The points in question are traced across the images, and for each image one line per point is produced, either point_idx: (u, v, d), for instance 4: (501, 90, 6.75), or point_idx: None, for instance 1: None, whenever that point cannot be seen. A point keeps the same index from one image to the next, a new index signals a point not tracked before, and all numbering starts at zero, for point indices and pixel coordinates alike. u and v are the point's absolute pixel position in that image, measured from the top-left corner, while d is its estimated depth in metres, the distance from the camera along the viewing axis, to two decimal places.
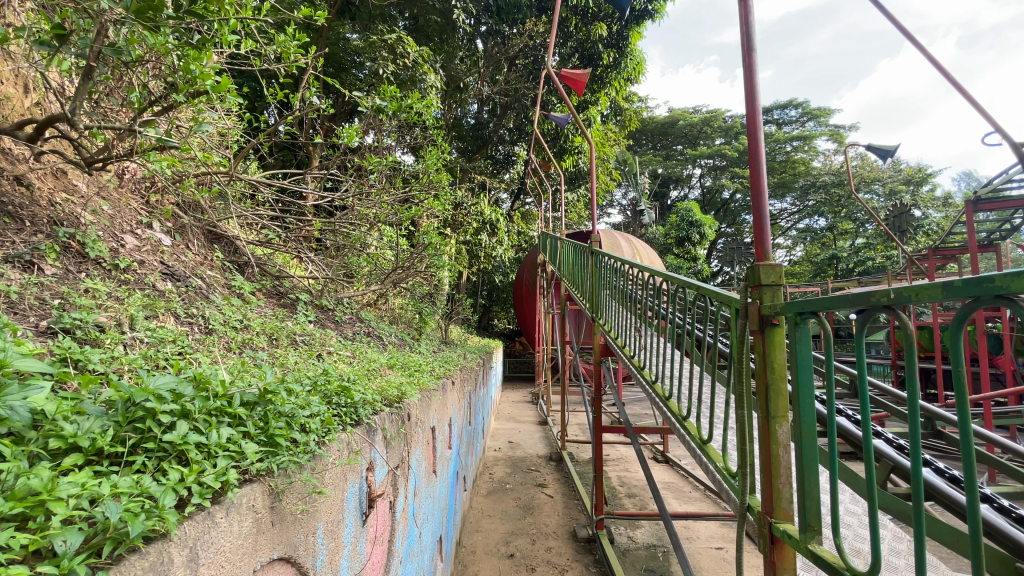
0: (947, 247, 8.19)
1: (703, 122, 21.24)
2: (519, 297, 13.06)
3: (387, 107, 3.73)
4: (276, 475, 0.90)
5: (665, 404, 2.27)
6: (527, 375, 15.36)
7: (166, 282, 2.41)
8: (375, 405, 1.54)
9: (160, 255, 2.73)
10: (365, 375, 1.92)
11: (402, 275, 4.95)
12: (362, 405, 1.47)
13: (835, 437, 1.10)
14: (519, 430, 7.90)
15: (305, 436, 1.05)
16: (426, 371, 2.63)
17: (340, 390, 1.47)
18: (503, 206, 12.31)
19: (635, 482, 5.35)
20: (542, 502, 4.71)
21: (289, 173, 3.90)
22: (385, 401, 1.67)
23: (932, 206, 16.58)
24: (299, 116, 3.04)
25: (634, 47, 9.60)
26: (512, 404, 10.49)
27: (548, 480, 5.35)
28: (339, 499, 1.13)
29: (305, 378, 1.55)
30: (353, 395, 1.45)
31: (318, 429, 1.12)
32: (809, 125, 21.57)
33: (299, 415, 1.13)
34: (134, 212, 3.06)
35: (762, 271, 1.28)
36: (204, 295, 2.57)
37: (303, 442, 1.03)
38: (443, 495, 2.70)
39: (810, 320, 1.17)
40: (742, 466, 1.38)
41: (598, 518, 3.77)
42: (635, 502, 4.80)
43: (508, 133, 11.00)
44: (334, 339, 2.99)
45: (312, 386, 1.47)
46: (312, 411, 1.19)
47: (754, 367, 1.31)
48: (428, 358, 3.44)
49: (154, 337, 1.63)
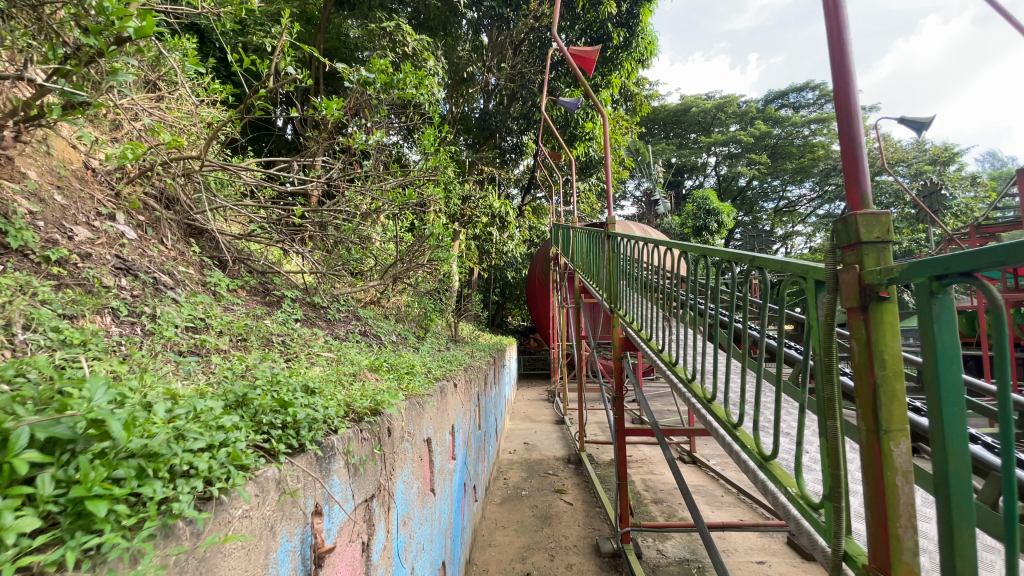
0: (989, 225, 7.63)
1: (717, 108, 20.68)
2: (532, 293, 12.70)
3: (376, 81, 3.35)
4: (81, 571, 0.57)
5: (707, 408, 1.83)
6: (542, 373, 14.97)
7: (119, 278, 2.10)
8: (332, 424, 1.16)
9: (118, 249, 2.41)
10: (334, 382, 1.57)
11: (403, 270, 4.64)
12: (311, 424, 1.10)
13: (1012, 467, 0.72)
14: (535, 430, 7.54)
15: (163, 493, 0.70)
16: (425, 377, 2.29)
17: (279, 406, 1.10)
18: (513, 200, 12.00)
19: (661, 486, 4.96)
20: (561, 511, 4.33)
21: (274, 160, 3.58)
22: (349, 414, 1.31)
23: (960, 186, 15.80)
24: (271, 88, 2.67)
25: (645, 25, 9.14)
26: (527, 403, 10.13)
27: (567, 485, 4.98)
28: (257, 569, 0.79)
29: (237, 388, 1.18)
30: (295, 412, 1.07)
31: (197, 472, 0.77)
32: (827, 107, 20.89)
33: (164, 455, 0.78)
34: (95, 203, 2.76)
35: (862, 223, 0.91)
36: (164, 292, 2.24)
37: (157, 501, 0.69)
38: (443, 515, 2.31)
39: (951, 288, 0.79)
40: (838, 501, 1.00)
41: (623, 531, 3.37)
42: (663, 510, 4.42)
43: (515, 123, 10.66)
44: (320, 338, 2.66)
45: (240, 400, 1.11)
46: (193, 445, 0.83)
47: (852, 362, 0.93)
48: (426, 358, 3.07)
49: (56, 340, 1.29)
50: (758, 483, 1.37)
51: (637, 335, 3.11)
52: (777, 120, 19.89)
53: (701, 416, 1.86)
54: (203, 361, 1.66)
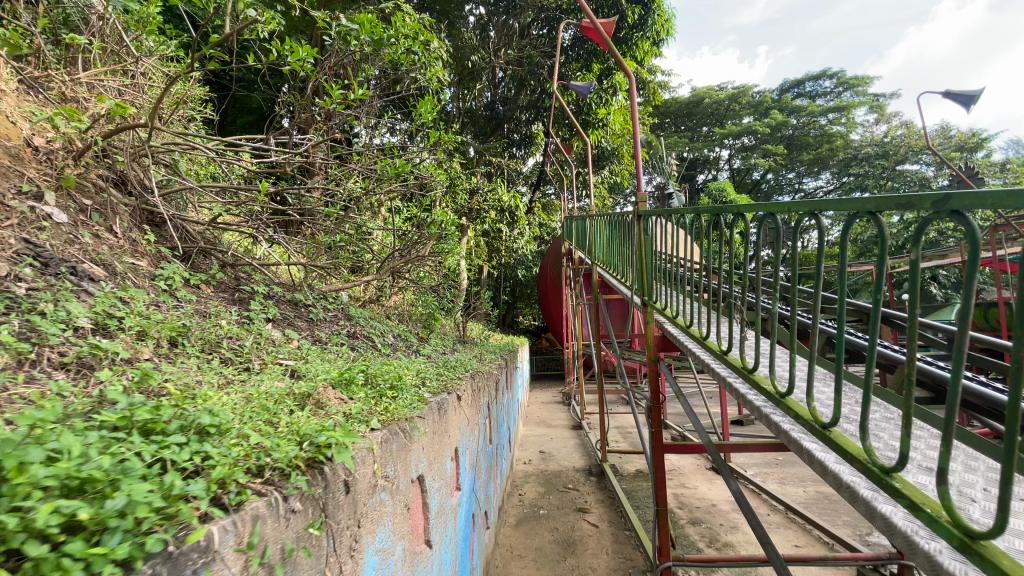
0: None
1: (730, 99, 20.01)
2: (543, 290, 12.14)
3: (360, 34, 2.80)
4: None
5: (823, 436, 1.30)
6: (555, 374, 14.39)
7: (16, 266, 1.61)
8: (195, 512, 0.74)
9: (33, 233, 1.93)
10: (252, 416, 1.08)
11: (401, 264, 4.14)
12: (149, 514, 0.68)
13: None
14: (552, 437, 7.01)
15: None
16: (418, 388, 1.79)
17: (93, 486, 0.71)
18: (522, 195, 11.49)
19: (697, 502, 4.40)
20: (585, 535, 3.80)
21: (250, 136, 3.10)
22: (258, 472, 0.89)
23: (990, 173, 14.96)
24: (228, 37, 2.14)
25: (661, 3, 8.56)
26: (541, 407, 9.58)
27: (590, 502, 4.45)
28: None
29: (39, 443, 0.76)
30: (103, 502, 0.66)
31: None
32: (846, 95, 20.12)
33: None
34: (19, 182, 2.29)
35: None
36: (77, 284, 1.73)
37: None
38: (444, 565, 1.80)
39: None
40: None
41: (664, 568, 2.79)
42: (703, 532, 3.86)
43: (524, 112, 10.13)
44: (290, 343, 2.16)
45: None
46: None
47: None
48: (425, 363, 2.55)
49: None
50: (926, 558, 0.91)
51: (673, 331, 2.57)
52: (794, 110, 19.15)
53: (794, 441, 1.37)
54: (84, 387, 1.16)
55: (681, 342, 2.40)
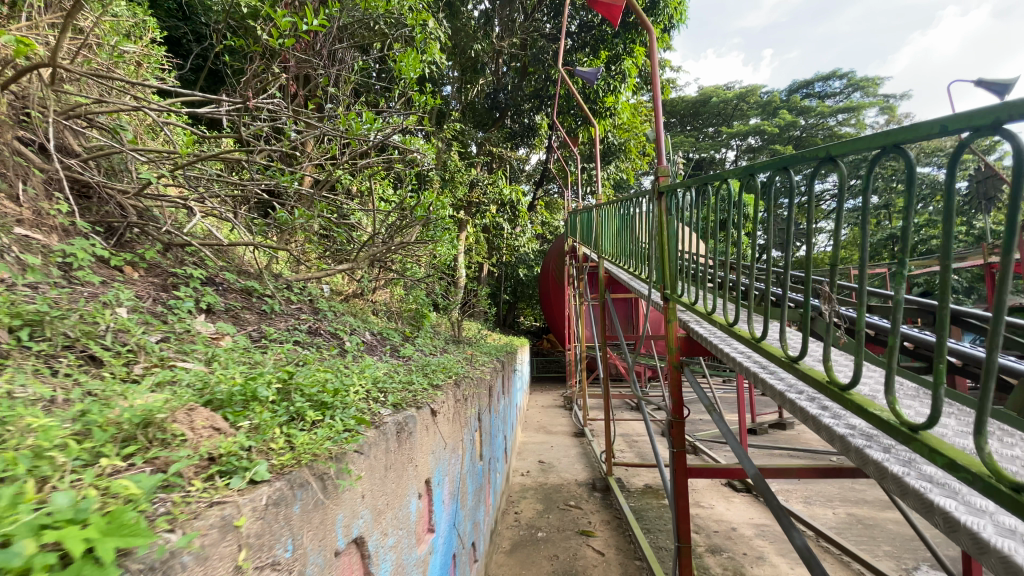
0: None
1: (738, 98, 19.52)
2: (545, 290, 11.64)
3: None
4: None
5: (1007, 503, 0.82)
6: (556, 377, 13.89)
7: None
8: None
9: None
10: None
11: (385, 253, 3.66)
12: None
13: None
14: (552, 445, 6.50)
15: None
16: (365, 404, 1.30)
17: None
18: (525, 190, 11.02)
19: (714, 525, 3.90)
20: (589, 565, 3.31)
21: (196, 89, 2.56)
22: None
23: None
24: None
25: None
26: (543, 411, 9.08)
27: (594, 524, 3.96)
28: None
29: None
30: None
31: None
32: (855, 96, 19.65)
33: None
34: None
35: None
36: None
37: None
38: None
39: None
40: None
41: None
42: (724, 563, 3.35)
43: (527, 102, 9.66)
44: (216, 341, 1.67)
45: None
46: None
47: None
48: (398, 368, 2.05)
49: None
50: None
51: (699, 330, 2.14)
52: (804, 110, 18.71)
53: (919, 496, 0.98)
54: None
55: (710, 342, 1.97)
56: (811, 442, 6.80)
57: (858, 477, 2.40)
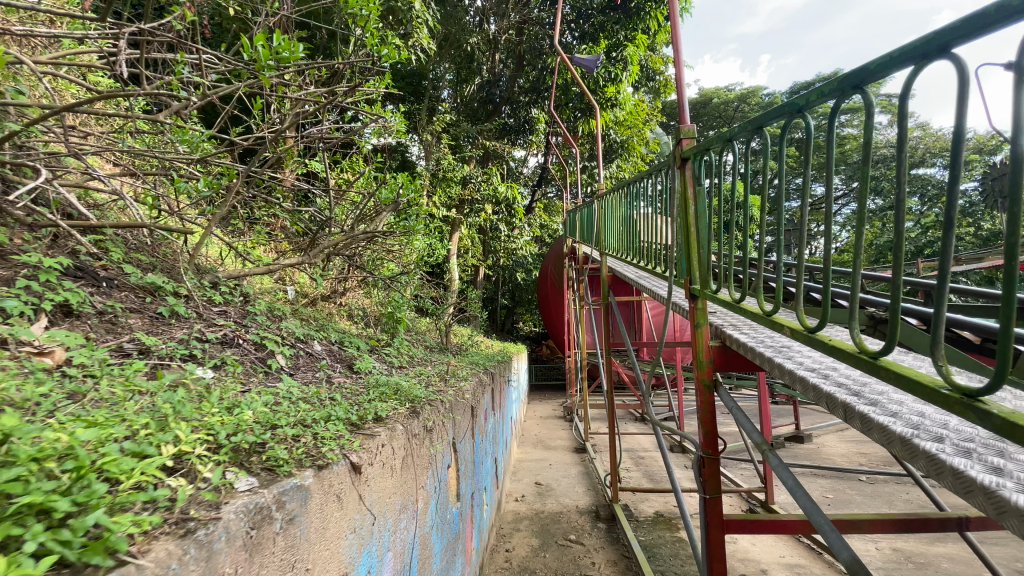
0: None
1: (739, 99, 19.04)
2: (544, 295, 11.05)
3: None
4: None
5: None
6: (556, 385, 13.28)
7: None
8: None
9: None
10: None
11: (349, 247, 3.10)
12: None
13: None
14: (551, 463, 5.90)
15: None
16: (128, 503, 0.70)
17: None
18: (522, 189, 10.48)
19: (741, 566, 3.30)
20: None
21: (58, 14, 1.75)
22: None
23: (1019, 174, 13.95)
24: None
25: None
26: (541, 423, 8.48)
27: (600, 566, 3.36)
28: None
29: None
30: None
31: None
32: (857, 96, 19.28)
33: None
34: None
35: None
36: None
37: None
38: None
39: None
40: None
41: None
42: None
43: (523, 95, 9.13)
44: (24, 369, 1.10)
45: None
46: None
47: None
48: (328, 396, 1.47)
49: None
50: None
51: (740, 338, 1.62)
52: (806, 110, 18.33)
53: None
54: None
55: (759, 356, 1.45)
56: (834, 458, 6.19)
57: (951, 529, 1.80)
